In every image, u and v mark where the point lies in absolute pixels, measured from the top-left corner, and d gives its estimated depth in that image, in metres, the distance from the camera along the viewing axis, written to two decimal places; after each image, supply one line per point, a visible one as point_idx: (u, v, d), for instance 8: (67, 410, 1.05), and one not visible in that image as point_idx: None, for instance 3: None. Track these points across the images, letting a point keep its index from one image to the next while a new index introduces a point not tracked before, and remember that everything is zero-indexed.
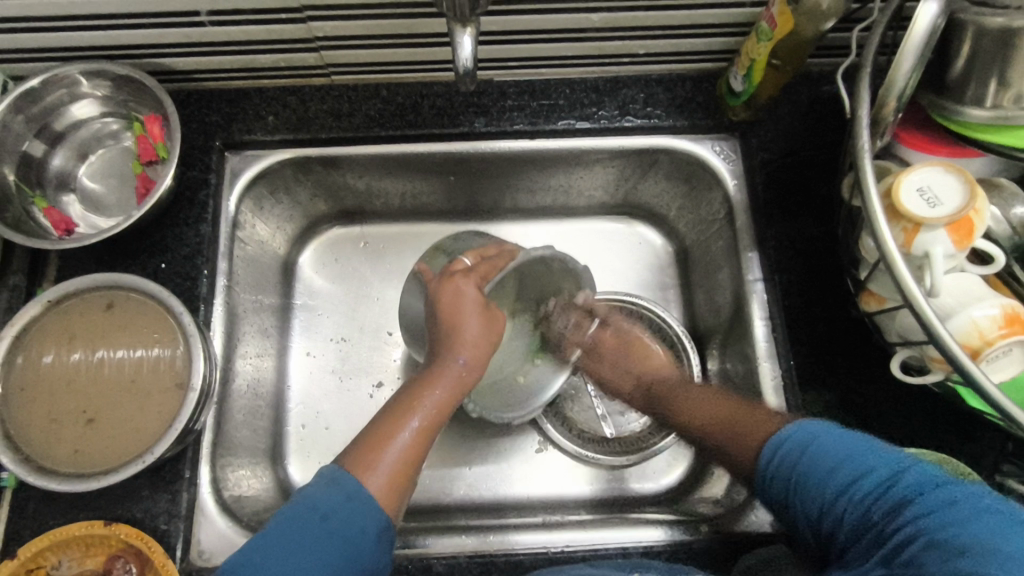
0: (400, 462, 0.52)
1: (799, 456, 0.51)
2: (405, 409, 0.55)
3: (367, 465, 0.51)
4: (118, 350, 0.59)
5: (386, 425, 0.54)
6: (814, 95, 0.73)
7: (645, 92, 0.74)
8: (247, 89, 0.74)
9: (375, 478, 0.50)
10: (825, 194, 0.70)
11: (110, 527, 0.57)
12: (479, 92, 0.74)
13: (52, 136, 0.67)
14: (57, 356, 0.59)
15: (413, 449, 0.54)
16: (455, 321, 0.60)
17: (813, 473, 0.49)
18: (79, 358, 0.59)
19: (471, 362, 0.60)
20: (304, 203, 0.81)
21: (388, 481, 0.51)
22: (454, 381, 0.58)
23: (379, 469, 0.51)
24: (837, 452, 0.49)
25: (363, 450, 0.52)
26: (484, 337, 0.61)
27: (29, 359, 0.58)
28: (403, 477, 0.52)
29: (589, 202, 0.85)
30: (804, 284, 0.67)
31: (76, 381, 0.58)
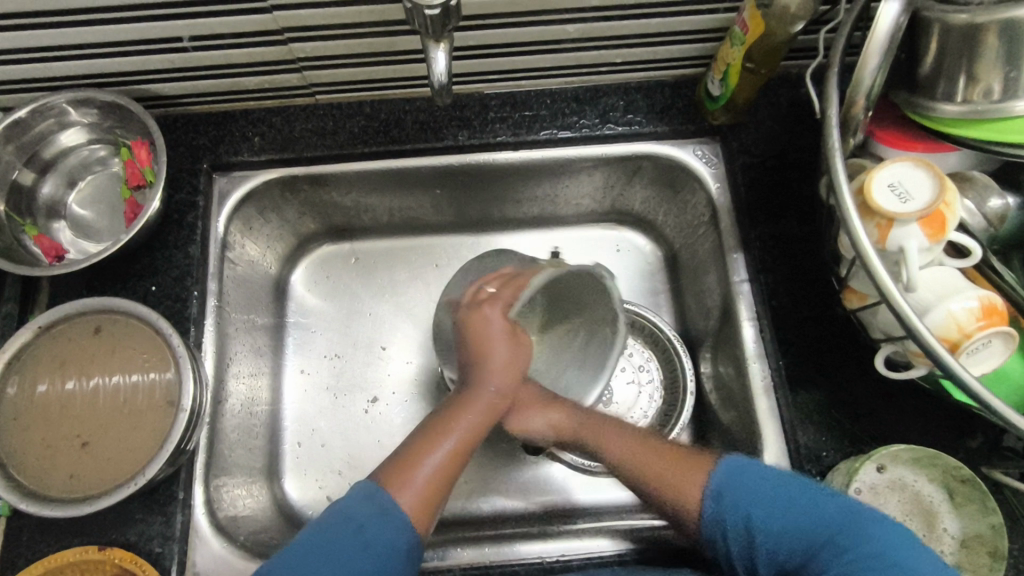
0: (435, 479, 0.54)
1: (735, 483, 0.55)
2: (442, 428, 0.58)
3: (404, 478, 0.53)
4: (110, 375, 0.59)
5: (419, 445, 0.56)
6: (793, 96, 0.73)
7: (625, 100, 0.75)
8: (233, 112, 0.75)
9: (410, 494, 0.52)
10: (808, 194, 0.70)
11: (104, 551, 0.58)
12: (461, 105, 0.75)
13: (41, 165, 0.68)
14: (51, 385, 0.59)
15: (447, 467, 0.56)
16: (486, 352, 0.64)
17: (752, 500, 0.54)
18: (73, 386, 0.59)
19: (502, 389, 0.63)
20: (293, 221, 0.82)
21: (423, 497, 0.52)
22: (487, 408, 0.62)
23: (414, 485, 0.53)
24: (767, 489, 0.54)
25: (400, 465, 0.54)
26: (514, 364, 0.65)
27: (23, 389, 0.59)
28: (436, 495, 0.53)
29: (577, 211, 0.86)
30: (791, 284, 0.67)
31: (69, 408, 0.59)
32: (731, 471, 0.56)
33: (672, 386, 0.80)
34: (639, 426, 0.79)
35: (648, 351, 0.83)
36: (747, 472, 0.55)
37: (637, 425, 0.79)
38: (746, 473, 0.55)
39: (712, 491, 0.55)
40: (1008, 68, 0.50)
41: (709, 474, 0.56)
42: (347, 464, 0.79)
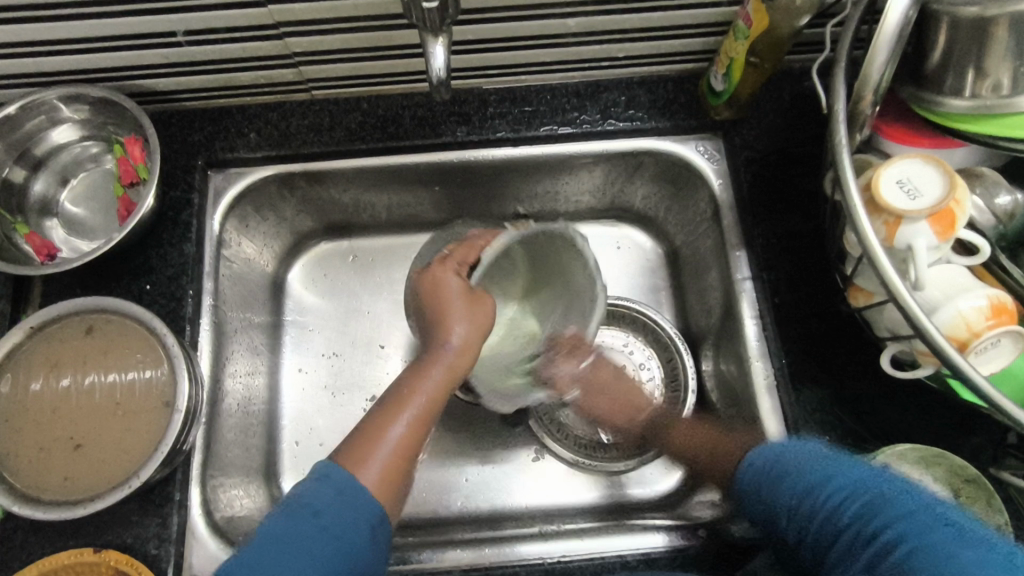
0: (397, 453, 0.51)
1: (778, 459, 0.53)
2: (402, 398, 0.54)
3: (365, 454, 0.50)
4: (103, 375, 0.58)
5: (378, 421, 0.53)
6: (796, 91, 0.72)
7: (626, 95, 0.74)
8: (229, 108, 0.74)
9: (369, 471, 0.49)
10: (811, 190, 0.69)
11: (100, 553, 0.57)
12: (459, 101, 0.74)
13: (33, 162, 0.67)
14: (45, 383, 0.58)
15: (410, 437, 0.53)
16: (443, 303, 0.61)
17: (789, 480, 0.51)
18: (68, 383, 0.58)
19: (463, 346, 0.60)
20: (290, 219, 0.81)
21: (384, 474, 0.49)
22: (445, 368, 0.58)
23: (374, 461, 0.49)
24: (812, 470, 0.50)
25: (361, 441, 0.51)
26: (477, 322, 0.61)
27: (16, 386, 0.58)
28: (398, 470, 0.50)
29: (578, 208, 0.85)
30: (793, 281, 0.67)
31: (62, 409, 0.57)
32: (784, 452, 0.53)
33: (674, 384, 0.80)
34: None
35: (650, 350, 0.82)
36: (791, 451, 0.53)
37: None
38: (790, 455, 0.53)
39: (758, 468, 0.54)
40: (1017, 63, 0.49)
41: (772, 449, 0.54)
42: None
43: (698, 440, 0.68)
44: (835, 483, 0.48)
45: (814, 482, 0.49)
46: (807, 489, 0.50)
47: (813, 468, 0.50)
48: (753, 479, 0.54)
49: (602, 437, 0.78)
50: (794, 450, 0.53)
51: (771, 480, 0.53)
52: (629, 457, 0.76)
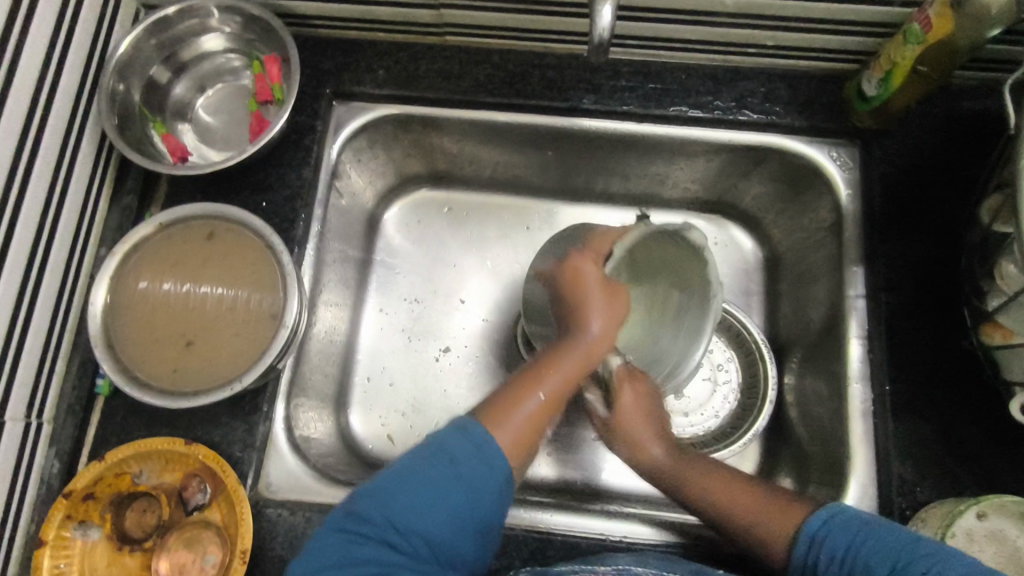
0: (533, 421, 0.51)
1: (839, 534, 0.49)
2: (536, 373, 0.54)
3: (500, 417, 0.50)
4: (206, 286, 0.61)
5: (515, 390, 0.53)
6: (950, 109, 0.68)
7: (765, 87, 0.70)
8: (361, 42, 0.74)
9: (505, 432, 0.49)
10: (950, 217, 0.65)
11: (190, 446, 0.59)
12: (591, 68, 0.72)
13: (178, 65, 0.69)
14: (151, 283, 0.60)
15: (543, 410, 0.52)
16: (583, 299, 0.58)
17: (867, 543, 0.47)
18: (170, 287, 0.60)
19: (602, 337, 0.58)
20: (398, 160, 0.82)
21: (517, 437, 0.50)
22: (584, 355, 0.57)
23: (509, 424, 0.50)
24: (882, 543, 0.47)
25: (498, 406, 0.51)
26: (615, 316, 0.59)
27: (127, 284, 0.60)
28: (531, 436, 0.51)
29: (682, 195, 0.83)
30: (913, 308, 0.63)
31: (168, 307, 0.60)
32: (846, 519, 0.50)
33: (750, 392, 0.78)
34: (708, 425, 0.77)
35: (730, 350, 0.80)
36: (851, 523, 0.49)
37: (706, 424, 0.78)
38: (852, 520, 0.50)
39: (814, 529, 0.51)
40: None
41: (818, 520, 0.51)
42: (410, 407, 0.80)
43: (740, 496, 0.58)
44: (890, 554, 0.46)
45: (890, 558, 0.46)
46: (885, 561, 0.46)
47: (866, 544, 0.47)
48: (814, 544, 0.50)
49: None
50: (847, 520, 0.50)
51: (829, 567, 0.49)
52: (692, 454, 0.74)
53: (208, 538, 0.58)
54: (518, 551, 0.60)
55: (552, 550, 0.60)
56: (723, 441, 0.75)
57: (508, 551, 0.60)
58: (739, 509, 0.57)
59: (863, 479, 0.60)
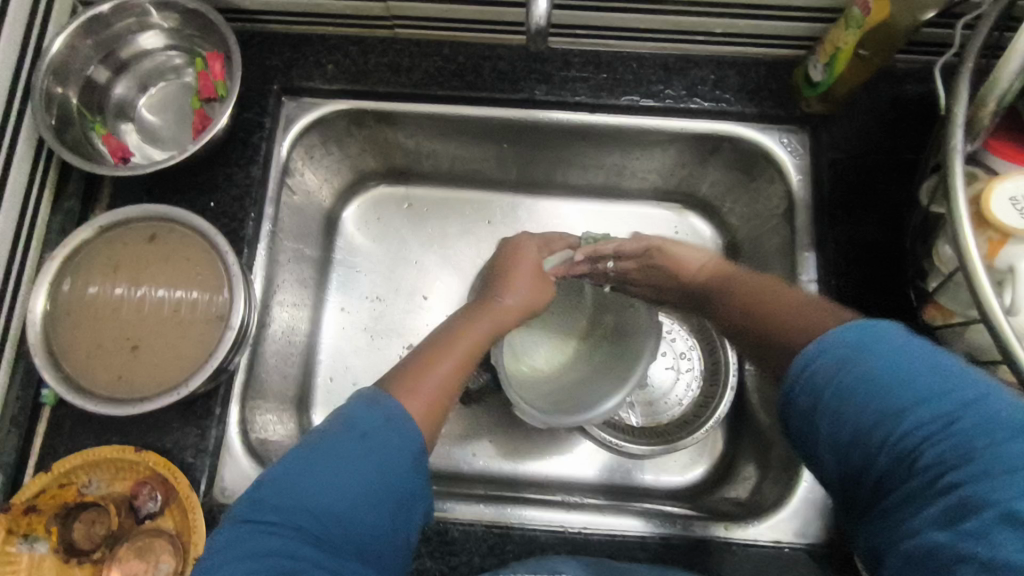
0: (442, 388, 0.50)
1: (833, 368, 0.39)
2: (445, 346, 0.55)
3: (408, 385, 0.49)
4: (155, 289, 0.59)
5: (423, 361, 0.52)
6: (896, 94, 0.69)
7: (715, 75, 0.71)
8: (309, 36, 0.73)
9: (415, 400, 0.48)
10: (896, 201, 0.66)
11: (140, 454, 0.58)
12: (543, 59, 0.72)
13: (117, 63, 0.67)
14: (101, 286, 0.59)
15: (450, 380, 0.52)
16: (512, 276, 0.64)
17: (859, 382, 0.38)
18: (121, 292, 0.59)
19: (521, 307, 0.63)
20: (353, 157, 0.81)
21: (428, 405, 0.49)
22: (498, 318, 0.60)
23: (420, 392, 0.49)
24: (866, 349, 0.39)
25: (405, 375, 0.50)
26: (537, 292, 0.64)
27: (74, 286, 0.59)
28: (440, 405, 0.50)
29: (641, 185, 0.83)
30: (862, 291, 0.64)
31: (118, 313, 0.59)
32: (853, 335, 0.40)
33: (712, 379, 0.78)
34: (672, 412, 0.79)
35: (692, 339, 0.81)
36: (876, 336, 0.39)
37: (670, 411, 0.79)
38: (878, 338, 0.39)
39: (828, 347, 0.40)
40: None
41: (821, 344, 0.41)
42: None
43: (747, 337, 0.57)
44: (901, 384, 0.37)
45: (861, 387, 0.38)
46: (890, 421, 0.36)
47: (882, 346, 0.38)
48: (820, 372, 0.40)
49: (632, 420, 0.79)
50: (842, 338, 0.40)
51: (830, 396, 0.39)
52: (657, 443, 0.75)
53: (160, 547, 0.57)
54: (477, 546, 0.60)
55: (511, 544, 0.60)
56: (686, 429, 0.76)
57: (468, 546, 0.60)
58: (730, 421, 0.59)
59: None
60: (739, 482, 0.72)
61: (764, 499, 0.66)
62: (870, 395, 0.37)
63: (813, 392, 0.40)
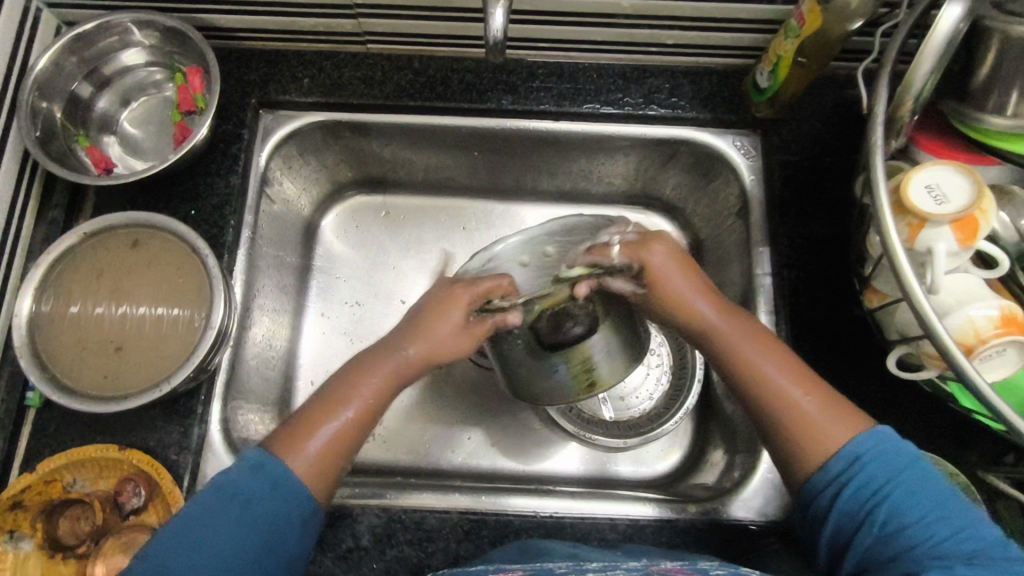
0: (332, 446, 0.54)
1: (876, 471, 0.49)
2: (342, 392, 0.56)
3: (292, 447, 0.53)
4: (136, 307, 0.61)
5: (316, 413, 0.55)
6: (839, 98, 0.74)
7: (671, 83, 0.75)
8: (285, 52, 0.76)
9: (298, 460, 0.52)
10: (841, 196, 0.71)
11: (123, 451, 0.60)
12: (508, 70, 0.76)
13: (100, 80, 0.70)
14: (82, 307, 0.61)
15: (347, 429, 0.55)
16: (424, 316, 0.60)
17: (899, 487, 0.48)
18: (102, 311, 0.61)
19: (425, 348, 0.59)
20: (331, 167, 0.84)
21: (315, 465, 0.53)
22: (395, 367, 0.58)
23: (303, 453, 0.53)
24: (900, 463, 0.49)
25: (291, 433, 0.54)
26: (454, 331, 0.59)
27: (55, 308, 0.61)
28: (330, 462, 0.54)
29: (607, 190, 0.87)
30: (812, 281, 0.68)
31: (101, 329, 0.61)
32: (891, 449, 0.50)
33: (681, 374, 0.82)
34: (643, 407, 0.81)
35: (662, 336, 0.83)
36: (900, 454, 0.50)
37: (641, 406, 0.81)
38: (901, 452, 0.50)
39: (865, 453, 0.50)
40: None
41: (868, 442, 0.50)
42: None
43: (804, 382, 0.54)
44: (932, 494, 0.48)
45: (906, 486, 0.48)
46: (908, 509, 0.47)
47: (913, 476, 0.49)
48: (865, 468, 0.49)
49: (605, 413, 0.81)
50: (883, 447, 0.50)
51: (874, 485, 0.49)
52: (630, 437, 0.78)
53: (145, 541, 0.59)
54: (453, 532, 0.62)
55: (486, 529, 0.62)
56: (657, 422, 0.79)
57: (445, 533, 0.62)
58: (799, 421, 0.52)
59: None
60: (708, 469, 0.75)
61: (728, 482, 0.70)
62: (913, 498, 0.48)
63: (852, 486, 0.49)
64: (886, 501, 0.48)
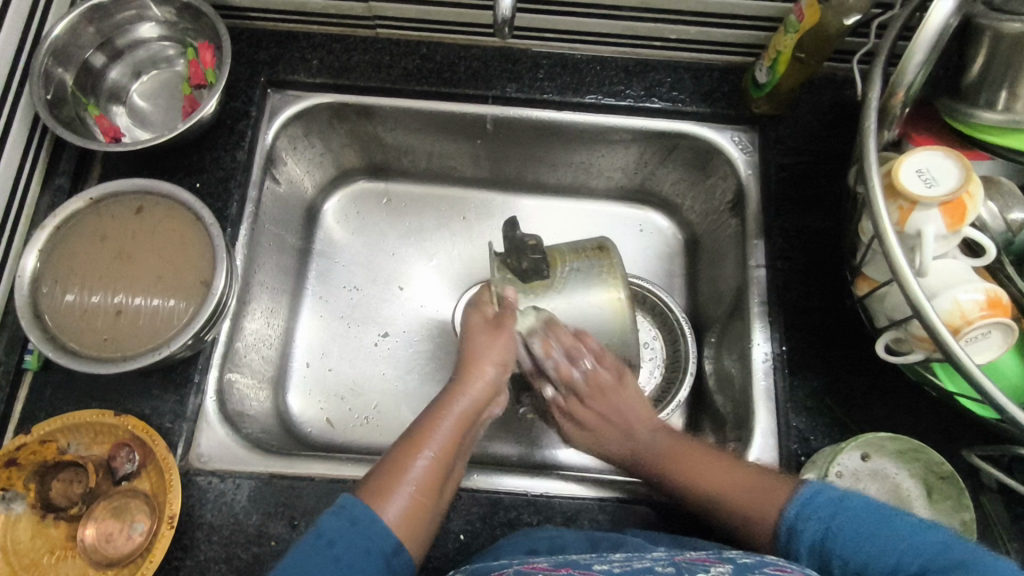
0: (418, 493, 0.54)
1: (826, 520, 0.51)
2: (420, 437, 0.57)
3: (381, 497, 0.53)
4: (133, 298, 0.61)
5: (397, 461, 0.55)
6: (837, 98, 0.76)
7: (672, 77, 0.77)
8: (296, 33, 0.78)
9: (389, 510, 0.52)
10: (837, 193, 0.72)
11: (120, 416, 0.60)
12: (514, 59, 0.78)
13: (112, 51, 0.71)
14: (79, 294, 0.61)
15: (431, 473, 0.55)
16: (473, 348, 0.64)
17: (844, 533, 0.50)
18: (99, 299, 0.61)
19: (488, 378, 0.62)
20: (335, 151, 0.85)
21: (405, 513, 0.53)
22: (464, 403, 0.60)
23: (392, 503, 0.52)
24: (849, 510, 0.51)
25: (381, 481, 0.54)
26: (503, 357, 0.63)
27: (52, 292, 0.60)
28: (419, 509, 0.53)
29: (607, 184, 0.88)
30: (806, 274, 0.70)
31: (97, 312, 0.60)
32: (826, 496, 0.52)
33: (674, 367, 0.82)
34: None
35: (656, 330, 0.85)
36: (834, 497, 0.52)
37: None
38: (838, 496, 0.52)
39: (800, 508, 0.53)
40: None
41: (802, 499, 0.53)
42: (349, 389, 0.82)
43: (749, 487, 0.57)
44: (886, 527, 0.49)
45: (852, 528, 0.50)
46: (865, 551, 0.49)
47: (827, 505, 0.52)
48: (810, 522, 0.52)
49: None
50: (821, 495, 0.53)
51: (824, 537, 0.51)
52: None
53: (137, 507, 0.59)
54: (444, 509, 0.63)
55: (477, 506, 0.63)
56: None
57: None
58: (736, 509, 0.57)
59: (765, 431, 0.65)
60: None
61: None
62: (863, 538, 0.49)
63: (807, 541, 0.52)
64: (837, 549, 0.50)
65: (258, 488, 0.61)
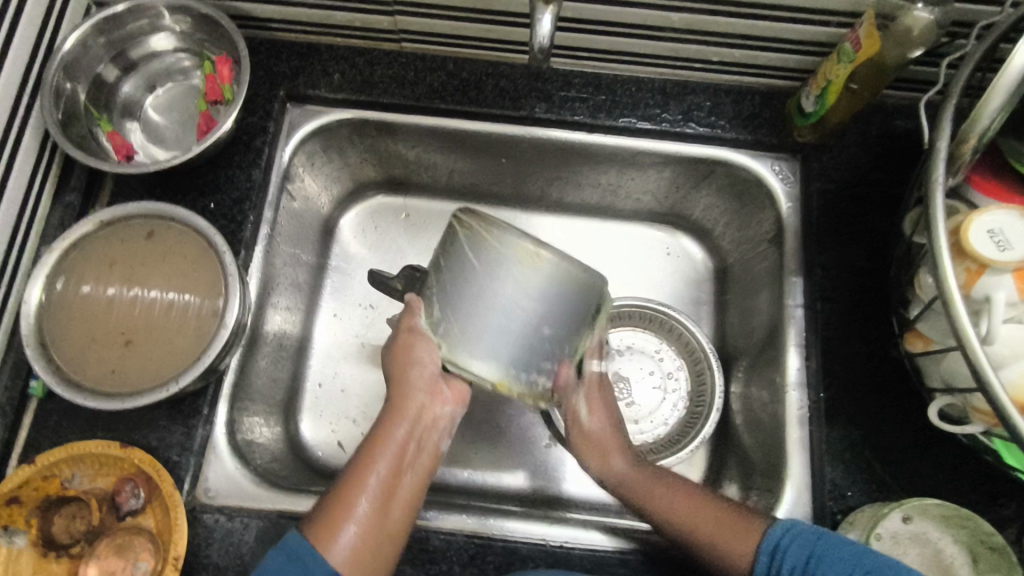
0: (366, 534, 0.51)
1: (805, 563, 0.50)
2: (365, 466, 0.53)
3: (328, 539, 0.50)
4: (147, 291, 0.59)
5: (344, 496, 0.52)
6: (886, 128, 0.71)
7: (711, 101, 0.73)
8: (317, 45, 0.74)
9: (336, 555, 0.49)
10: (883, 231, 0.68)
11: (125, 450, 0.57)
12: (544, 78, 0.74)
13: (126, 63, 0.68)
14: (94, 287, 0.59)
15: (377, 508, 0.52)
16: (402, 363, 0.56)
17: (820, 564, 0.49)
18: (113, 292, 0.59)
19: (425, 398, 0.56)
20: (353, 166, 0.82)
21: (354, 555, 0.50)
22: (404, 427, 0.56)
23: (339, 547, 0.50)
24: (838, 555, 0.49)
25: (325, 521, 0.51)
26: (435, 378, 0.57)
27: (67, 286, 0.59)
28: (369, 552, 0.51)
29: (635, 206, 0.84)
30: (846, 317, 0.66)
31: (111, 309, 0.59)
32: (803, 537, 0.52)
33: (699, 401, 0.78)
34: (656, 433, 0.78)
35: (681, 360, 0.81)
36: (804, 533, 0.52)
37: (654, 432, 0.78)
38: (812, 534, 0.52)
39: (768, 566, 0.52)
40: None
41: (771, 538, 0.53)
42: (362, 414, 0.79)
43: (695, 513, 0.58)
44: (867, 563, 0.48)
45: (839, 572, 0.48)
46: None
47: (797, 551, 0.51)
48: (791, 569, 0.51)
49: None
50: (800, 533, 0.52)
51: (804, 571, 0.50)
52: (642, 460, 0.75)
53: (140, 544, 0.57)
54: (458, 556, 0.60)
55: (492, 555, 0.60)
56: (672, 448, 0.76)
57: (449, 556, 0.60)
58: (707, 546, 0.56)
59: (798, 485, 0.61)
60: None
61: None
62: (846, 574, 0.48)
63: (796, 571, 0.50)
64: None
65: (265, 528, 0.59)
